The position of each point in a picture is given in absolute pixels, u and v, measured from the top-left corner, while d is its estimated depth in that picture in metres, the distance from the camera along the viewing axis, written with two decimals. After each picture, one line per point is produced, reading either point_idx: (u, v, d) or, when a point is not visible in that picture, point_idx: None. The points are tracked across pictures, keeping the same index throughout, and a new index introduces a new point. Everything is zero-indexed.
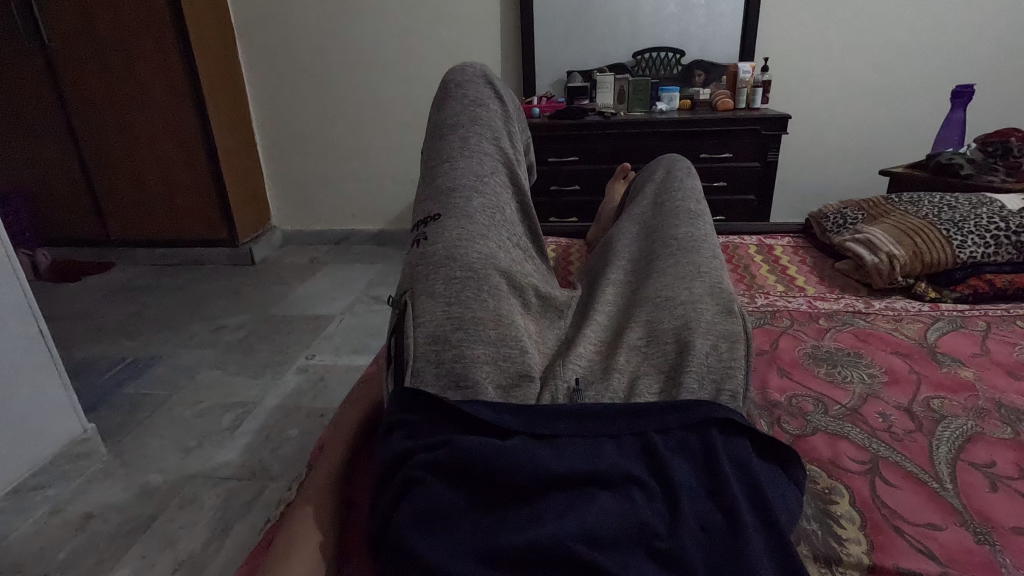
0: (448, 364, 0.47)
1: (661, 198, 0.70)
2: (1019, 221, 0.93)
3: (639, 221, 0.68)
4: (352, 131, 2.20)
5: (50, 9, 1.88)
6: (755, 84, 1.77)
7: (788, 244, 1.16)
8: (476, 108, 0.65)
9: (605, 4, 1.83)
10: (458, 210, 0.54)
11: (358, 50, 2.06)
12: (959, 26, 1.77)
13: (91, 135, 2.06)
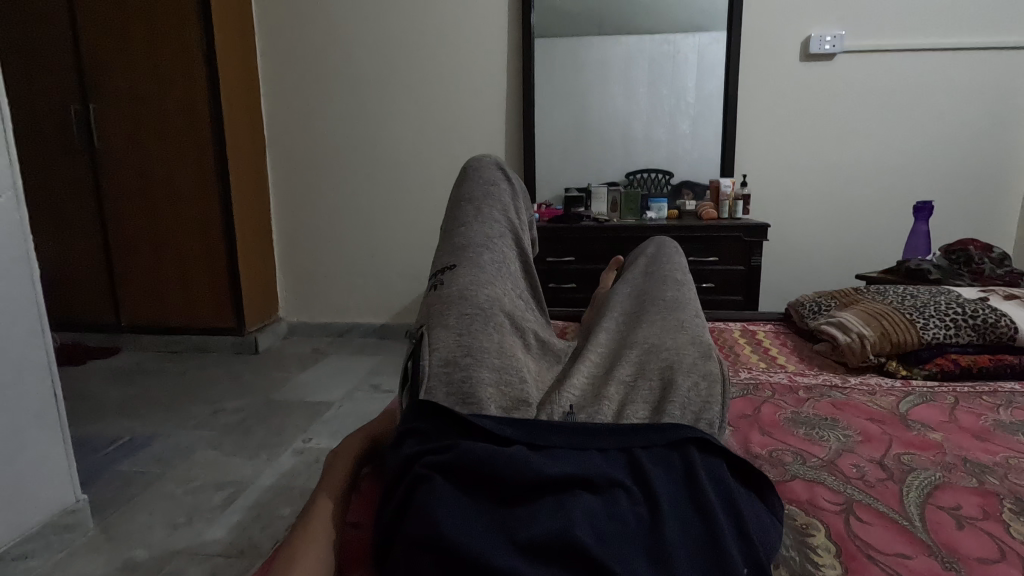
0: (457, 383, 0.54)
1: (651, 267, 0.79)
2: (974, 307, 1.02)
3: (630, 285, 0.77)
4: (365, 231, 2.36)
5: (106, 119, 2.12)
6: (736, 198, 1.96)
7: (771, 330, 1.24)
8: (490, 186, 0.76)
9: (601, 130, 2.07)
10: (471, 262, 0.64)
11: (378, 160, 2.28)
12: (913, 157, 2.01)
13: (121, 227, 2.22)
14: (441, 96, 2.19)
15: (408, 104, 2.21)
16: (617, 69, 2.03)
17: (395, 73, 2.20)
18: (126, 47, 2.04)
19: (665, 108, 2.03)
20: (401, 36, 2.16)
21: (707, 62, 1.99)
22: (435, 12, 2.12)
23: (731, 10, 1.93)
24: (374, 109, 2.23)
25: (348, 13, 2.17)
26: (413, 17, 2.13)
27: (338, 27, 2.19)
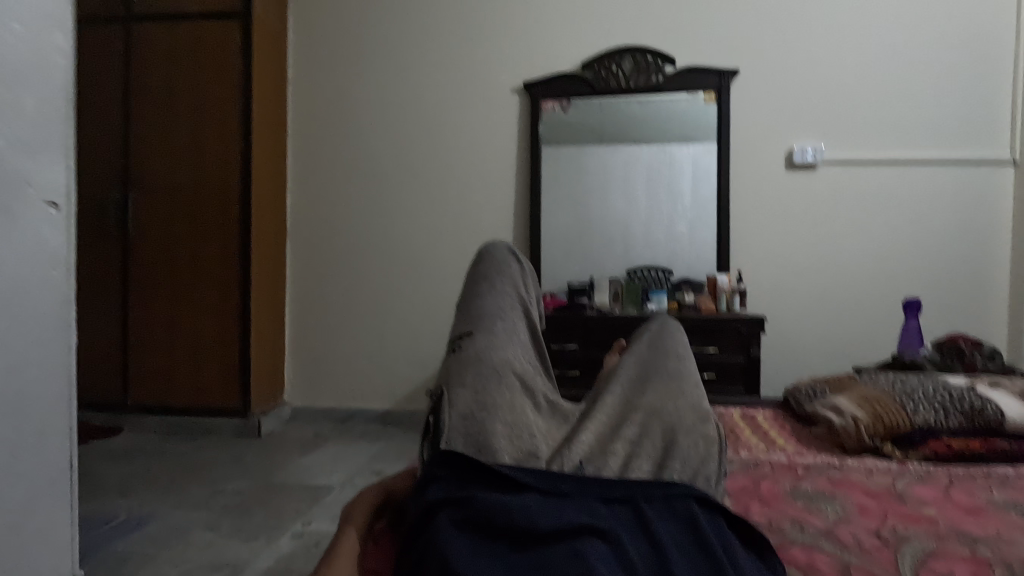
0: (475, 435, 0.61)
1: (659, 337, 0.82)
2: (961, 392, 1.07)
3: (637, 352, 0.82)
4: (375, 317, 2.45)
5: (143, 208, 2.27)
6: (733, 292, 2.06)
7: (770, 415, 1.28)
8: (504, 264, 0.85)
9: (603, 228, 2.22)
10: (486, 329, 0.71)
11: (392, 250, 2.42)
12: (899, 257, 2.13)
13: (142, 308, 2.30)
14: (455, 193, 2.36)
15: (424, 200, 2.38)
16: (617, 173, 2.22)
17: (413, 174, 2.38)
18: (171, 144, 2.24)
19: (663, 212, 2.19)
20: (421, 140, 2.37)
21: (701, 169, 2.17)
22: (453, 120, 2.34)
23: (720, 125, 2.15)
24: (392, 205, 2.40)
25: (373, 120, 2.39)
26: (433, 124, 2.36)
27: (363, 131, 2.40)
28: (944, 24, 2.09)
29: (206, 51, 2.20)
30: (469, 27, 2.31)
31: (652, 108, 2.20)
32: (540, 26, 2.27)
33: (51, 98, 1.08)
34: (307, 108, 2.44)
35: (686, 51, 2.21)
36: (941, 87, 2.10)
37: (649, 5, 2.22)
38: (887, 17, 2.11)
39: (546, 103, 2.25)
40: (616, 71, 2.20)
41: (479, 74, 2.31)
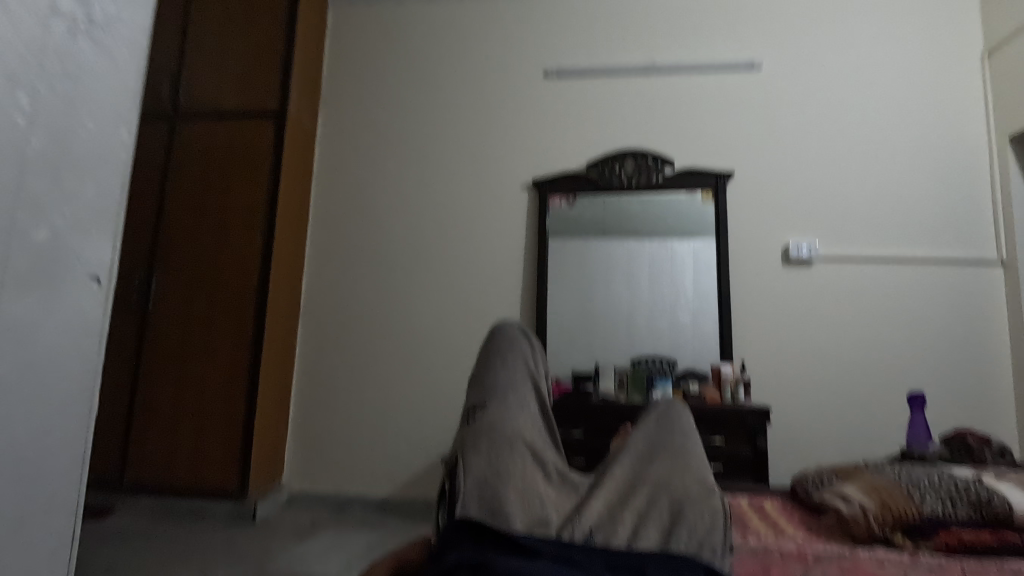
0: (489, 502, 0.68)
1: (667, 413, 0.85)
2: (966, 484, 1.08)
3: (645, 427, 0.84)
4: (382, 400, 2.46)
5: (164, 285, 2.33)
6: (737, 382, 2.08)
7: (777, 503, 1.28)
8: (517, 341, 0.88)
9: (608, 317, 2.29)
10: (498, 406, 0.75)
11: (402, 333, 2.47)
12: (899, 352, 2.17)
13: (151, 385, 2.29)
14: (465, 280, 2.46)
15: (435, 286, 2.47)
16: (620, 265, 2.32)
17: (427, 261, 2.49)
18: (201, 228, 2.34)
19: (666, 303, 2.27)
20: (436, 231, 2.50)
21: (702, 263, 2.28)
22: (467, 212, 2.49)
23: (718, 222, 2.28)
24: (405, 289, 2.49)
25: (390, 210, 2.54)
26: (448, 215, 2.50)
27: (380, 220, 2.54)
28: (921, 138, 2.29)
29: (242, 146, 2.36)
30: (484, 130, 2.52)
31: (653, 205, 2.34)
32: (550, 131, 2.48)
33: (109, 184, 1.18)
34: (329, 198, 2.59)
35: (684, 155, 2.39)
36: (924, 192, 2.25)
37: (649, 115, 2.43)
38: (867, 130, 2.32)
39: (553, 199, 2.40)
40: (619, 171, 2.37)
41: (492, 172, 2.49)
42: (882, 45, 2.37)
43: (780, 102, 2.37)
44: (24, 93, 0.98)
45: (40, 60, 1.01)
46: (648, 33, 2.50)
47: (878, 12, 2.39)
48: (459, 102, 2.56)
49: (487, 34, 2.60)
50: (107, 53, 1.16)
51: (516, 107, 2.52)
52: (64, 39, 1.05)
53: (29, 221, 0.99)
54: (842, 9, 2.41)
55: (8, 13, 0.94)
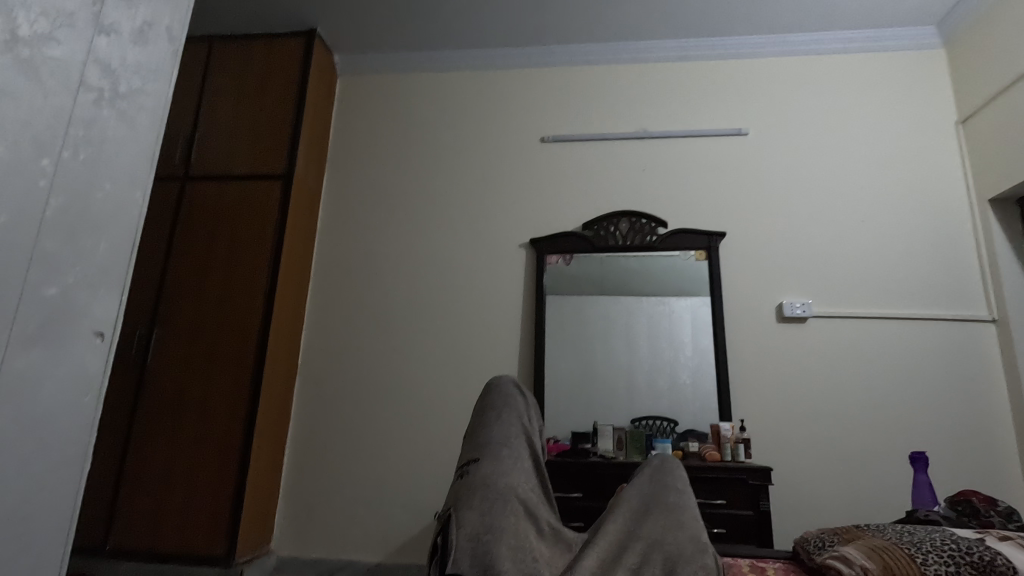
0: (479, 557, 0.70)
1: (660, 467, 0.89)
2: (967, 544, 1.06)
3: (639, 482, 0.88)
4: (379, 459, 2.39)
5: (164, 340, 2.31)
6: (737, 441, 2.06)
7: (781, 567, 1.24)
8: (511, 395, 0.93)
9: (606, 375, 2.30)
10: (492, 459, 0.80)
11: (399, 389, 2.45)
12: (899, 411, 2.16)
13: (143, 443, 2.21)
14: (465, 337, 2.46)
15: (434, 342, 2.47)
16: (617, 323, 2.35)
17: (426, 316, 2.51)
18: (205, 284, 2.36)
19: (664, 361, 2.28)
20: (436, 288, 2.53)
21: (699, 321, 2.31)
22: (466, 270, 2.53)
23: (712, 281, 2.33)
24: (404, 345, 2.49)
25: (391, 267, 2.59)
26: (447, 273, 2.54)
27: (381, 277, 2.58)
28: (904, 202, 2.37)
29: (248, 205, 2.43)
30: (483, 192, 2.62)
31: (648, 264, 2.40)
32: (547, 193, 2.58)
33: (122, 243, 1.22)
34: (331, 255, 2.64)
35: (678, 216, 2.46)
36: (910, 252, 2.32)
37: (643, 178, 2.53)
38: (851, 194, 2.41)
39: (550, 258, 2.45)
40: (614, 231, 2.44)
41: (491, 232, 2.56)
42: (860, 116, 2.50)
43: (768, 167, 2.48)
44: (48, 159, 1.05)
45: (66, 128, 1.08)
46: (640, 103, 2.64)
47: (854, 86, 2.54)
48: (459, 166, 2.67)
49: (486, 102, 2.74)
50: (128, 120, 1.23)
51: (515, 171, 2.62)
52: (89, 108, 1.13)
53: (41, 278, 1.03)
54: (820, 83, 2.57)
55: (39, 85, 1.02)
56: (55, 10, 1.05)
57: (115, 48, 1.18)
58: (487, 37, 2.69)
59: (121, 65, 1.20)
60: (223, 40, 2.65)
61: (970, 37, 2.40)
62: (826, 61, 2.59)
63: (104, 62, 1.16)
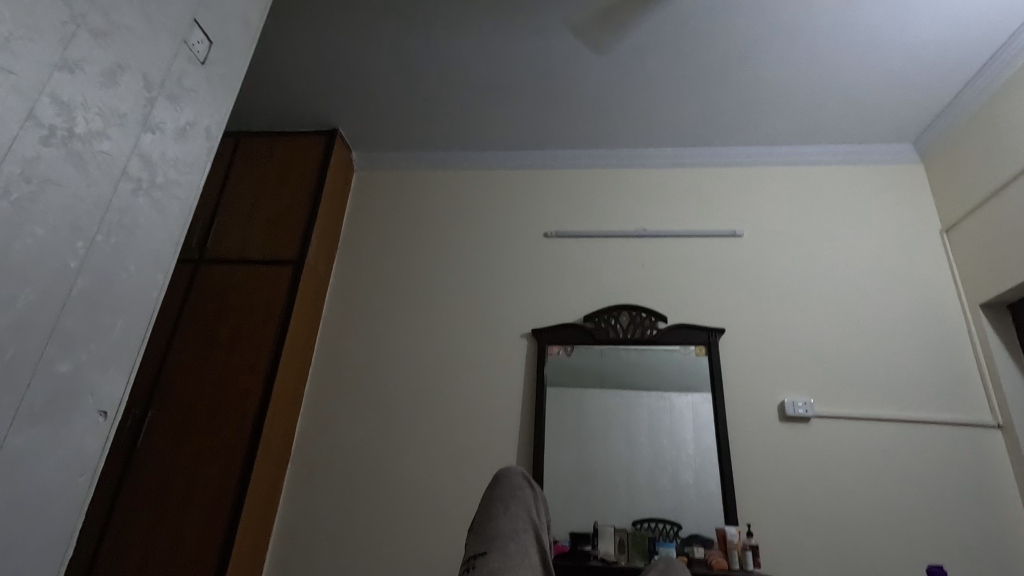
0: None
1: None
2: None
3: None
4: (366, 556, 2.23)
5: (158, 420, 2.27)
6: (744, 547, 2.01)
7: None
8: (518, 486, 1.00)
9: (607, 471, 2.22)
10: (499, 550, 0.85)
11: (393, 480, 2.35)
12: (911, 520, 2.08)
13: (121, 530, 2.10)
14: (464, 426, 2.42)
15: (433, 431, 2.42)
16: (619, 416, 2.31)
17: (426, 402, 2.47)
18: (206, 363, 2.36)
19: (667, 458, 2.21)
20: (437, 373, 2.53)
21: (701, 418, 2.28)
22: (468, 358, 2.54)
23: (713, 377, 2.33)
24: (401, 430, 2.43)
25: (393, 352, 2.59)
26: (449, 361, 2.55)
27: (383, 361, 2.58)
28: (897, 304, 2.44)
29: (258, 289, 2.48)
30: (487, 282, 2.69)
31: (649, 357, 2.41)
32: (549, 285, 2.65)
33: (137, 322, 1.25)
34: (334, 338, 2.65)
35: (677, 311, 2.52)
36: (907, 354, 2.35)
37: (642, 274, 2.62)
38: (845, 295, 2.48)
39: (551, 348, 2.47)
40: (614, 324, 2.48)
41: (493, 321, 2.60)
42: (848, 222, 2.64)
43: (763, 267, 2.57)
44: (82, 242, 1.11)
45: (102, 214, 1.15)
46: (639, 204, 2.79)
47: (840, 194, 2.70)
48: (466, 257, 2.76)
49: (493, 199, 2.89)
50: (160, 208, 1.30)
51: (519, 263, 2.72)
52: (126, 197, 1.21)
53: (56, 354, 1.06)
54: (808, 191, 2.73)
55: (84, 175, 1.10)
56: (110, 110, 1.16)
57: (157, 144, 1.28)
58: (496, 140, 2.89)
59: (161, 158, 1.30)
60: (250, 136, 2.85)
61: (944, 153, 2.58)
62: (812, 171, 2.77)
63: (146, 156, 1.26)
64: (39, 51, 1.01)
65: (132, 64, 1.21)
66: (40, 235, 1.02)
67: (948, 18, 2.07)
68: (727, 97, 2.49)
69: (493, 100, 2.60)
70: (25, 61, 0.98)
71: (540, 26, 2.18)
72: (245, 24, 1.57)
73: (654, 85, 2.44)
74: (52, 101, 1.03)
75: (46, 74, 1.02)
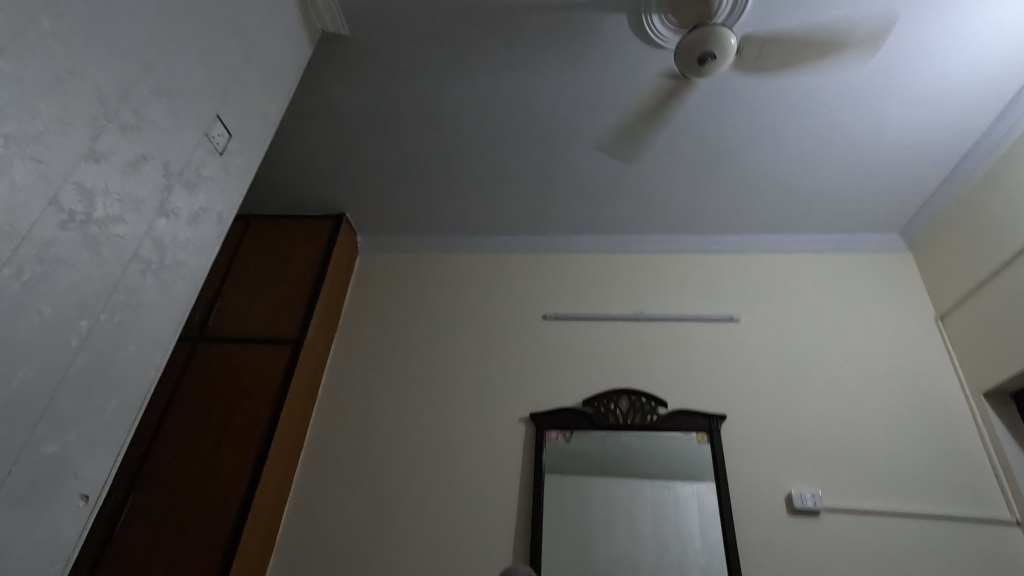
0: None
1: None
2: None
3: None
4: None
5: (140, 505, 2.18)
6: None
7: None
8: None
9: (609, 567, 2.09)
10: None
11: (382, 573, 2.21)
12: None
13: None
14: (458, 516, 2.31)
15: (426, 520, 2.31)
16: (620, 507, 2.21)
17: (420, 488, 2.39)
18: (196, 445, 2.30)
19: (671, 554, 2.10)
20: (432, 457, 2.46)
21: (706, 510, 2.18)
22: (464, 442, 2.48)
23: (716, 466, 2.26)
24: (393, 517, 2.33)
25: (388, 435, 2.53)
26: (445, 445, 2.48)
27: (377, 443, 2.52)
28: (898, 392, 2.42)
29: (254, 368, 2.47)
30: (485, 364, 2.68)
31: (649, 443, 2.34)
32: (548, 368, 2.64)
33: (131, 402, 1.24)
34: (328, 419, 2.60)
35: (677, 396, 2.49)
36: (914, 443, 2.29)
37: (641, 358, 2.61)
38: (846, 382, 2.46)
39: (549, 433, 2.42)
40: (614, 408, 2.44)
41: (490, 404, 2.56)
42: (844, 308, 2.67)
43: (762, 352, 2.58)
44: (86, 320, 1.13)
45: (109, 294, 1.18)
46: (636, 289, 2.84)
47: (833, 282, 2.76)
48: (464, 338, 2.77)
49: (493, 282, 2.95)
50: (166, 289, 1.34)
51: (517, 345, 2.72)
52: (134, 278, 1.24)
53: (45, 436, 1.04)
54: (802, 278, 2.79)
55: (97, 257, 1.14)
56: (129, 197, 1.22)
57: (170, 229, 1.34)
58: (496, 226, 2.99)
59: (172, 241, 1.35)
60: (260, 219, 2.95)
61: (931, 243, 2.66)
62: (804, 259, 2.85)
63: (158, 239, 1.31)
64: (70, 143, 1.08)
65: (154, 154, 1.29)
66: (46, 313, 1.04)
67: (920, 124, 2.21)
68: (717, 188, 2.60)
69: (493, 189, 2.72)
70: (56, 152, 1.05)
71: (540, 123, 2.32)
72: (264, 118, 1.68)
73: (647, 176, 2.56)
74: (76, 188, 1.09)
75: (74, 164, 1.09)
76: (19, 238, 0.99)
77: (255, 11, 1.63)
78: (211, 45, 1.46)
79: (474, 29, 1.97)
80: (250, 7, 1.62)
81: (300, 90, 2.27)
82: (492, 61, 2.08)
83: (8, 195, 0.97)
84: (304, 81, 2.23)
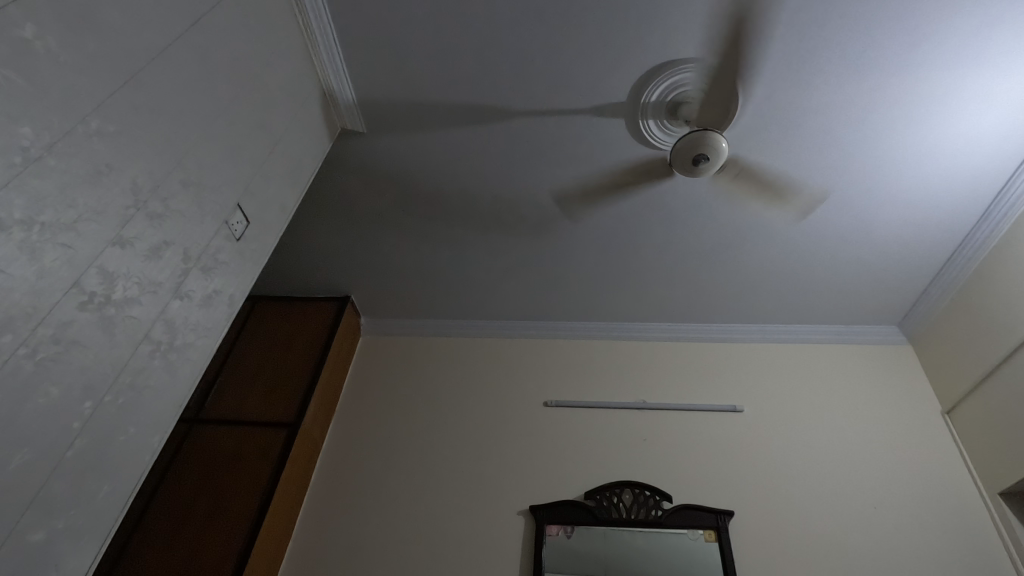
0: None
1: None
2: None
3: None
4: None
5: None
6: None
7: None
8: None
9: None
10: None
11: None
12: None
13: None
14: None
15: None
16: None
17: None
18: (182, 532, 2.20)
19: None
20: (425, 551, 2.33)
21: None
22: (460, 535, 2.37)
23: (726, 568, 2.14)
24: None
25: (381, 525, 2.42)
26: (440, 539, 2.37)
27: (371, 535, 2.40)
28: (911, 490, 2.34)
29: (248, 452, 2.41)
30: (485, 452, 2.62)
31: (654, 540, 2.23)
32: (547, 459, 2.57)
33: (124, 486, 1.22)
34: (319, 507, 2.50)
35: (682, 490, 2.41)
36: (934, 546, 2.19)
37: (644, 449, 2.55)
38: (856, 477, 2.40)
39: (549, 528, 2.31)
40: (616, 502, 2.35)
41: (488, 494, 2.48)
42: (848, 401, 2.65)
43: (767, 444, 2.53)
44: (90, 402, 1.13)
45: (117, 375, 1.19)
46: (638, 377, 2.83)
47: (836, 374, 2.75)
48: (463, 424, 2.73)
49: (494, 367, 2.95)
50: (171, 369, 1.35)
51: (517, 433, 2.67)
52: (143, 358, 1.26)
53: (32, 523, 1.01)
54: (804, 370, 2.79)
55: (109, 337, 1.17)
56: (148, 280, 1.26)
57: (182, 310, 1.37)
58: (498, 312, 3.03)
59: (183, 323, 1.38)
60: (267, 301, 3.01)
61: (930, 337, 2.69)
62: (805, 351, 2.86)
63: (170, 321, 1.34)
64: (99, 231, 1.13)
65: (176, 241, 1.35)
66: (53, 395, 1.04)
67: (906, 224, 2.31)
68: (715, 279, 2.67)
69: (496, 276, 2.80)
70: (86, 240, 1.10)
71: (543, 215, 2.43)
72: (281, 208, 1.77)
73: (648, 266, 2.64)
74: (99, 272, 1.14)
75: (101, 249, 1.14)
76: (39, 320, 1.01)
77: (282, 112, 1.77)
78: (240, 143, 1.57)
79: (484, 130, 2.12)
80: (278, 109, 1.75)
81: (317, 181, 2.39)
82: (499, 157, 2.21)
83: (36, 278, 1.01)
84: (321, 173, 2.36)
